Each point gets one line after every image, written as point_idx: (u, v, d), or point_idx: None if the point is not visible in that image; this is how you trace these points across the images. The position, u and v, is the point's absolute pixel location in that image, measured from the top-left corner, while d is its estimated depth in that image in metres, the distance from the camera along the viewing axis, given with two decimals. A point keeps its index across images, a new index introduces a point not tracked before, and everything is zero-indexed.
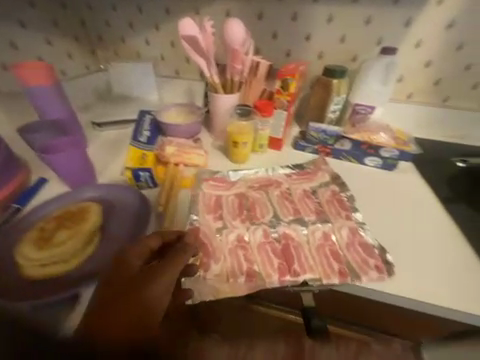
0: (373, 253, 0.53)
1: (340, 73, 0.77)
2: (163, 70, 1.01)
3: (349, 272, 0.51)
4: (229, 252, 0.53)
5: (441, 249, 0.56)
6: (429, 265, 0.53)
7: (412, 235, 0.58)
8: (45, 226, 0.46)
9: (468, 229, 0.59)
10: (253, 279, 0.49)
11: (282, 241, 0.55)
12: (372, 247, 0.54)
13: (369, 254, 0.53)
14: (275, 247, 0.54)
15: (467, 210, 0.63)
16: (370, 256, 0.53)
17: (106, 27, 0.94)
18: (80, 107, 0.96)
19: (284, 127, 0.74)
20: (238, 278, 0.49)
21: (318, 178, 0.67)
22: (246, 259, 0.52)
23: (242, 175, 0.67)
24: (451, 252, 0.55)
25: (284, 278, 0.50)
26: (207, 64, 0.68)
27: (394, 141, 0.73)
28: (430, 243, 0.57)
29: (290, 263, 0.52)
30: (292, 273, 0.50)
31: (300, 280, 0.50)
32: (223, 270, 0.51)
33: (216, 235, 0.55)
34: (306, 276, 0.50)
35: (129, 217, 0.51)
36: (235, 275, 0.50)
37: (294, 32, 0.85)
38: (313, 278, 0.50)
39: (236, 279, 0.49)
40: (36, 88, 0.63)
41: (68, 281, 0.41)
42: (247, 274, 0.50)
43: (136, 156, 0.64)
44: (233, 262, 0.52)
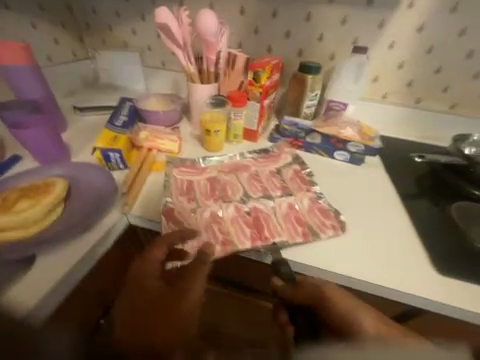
0: (329, 214, 0.59)
1: (315, 69, 0.80)
2: (150, 61, 1.01)
3: (310, 232, 0.56)
4: (205, 228, 0.54)
5: (390, 235, 0.59)
6: (376, 248, 0.57)
7: (365, 220, 0.61)
8: (9, 195, 0.48)
9: (424, 222, 0.61)
10: (228, 246, 0.52)
11: (252, 213, 0.58)
12: (329, 210, 0.60)
13: (326, 216, 0.59)
14: (246, 219, 0.57)
15: (429, 206, 0.65)
16: (327, 218, 0.59)
17: (93, 14, 0.96)
18: (65, 93, 0.98)
19: (258, 118, 0.76)
20: (215, 248, 0.52)
21: (282, 160, 0.71)
22: (221, 230, 0.54)
23: (214, 162, 0.69)
24: (399, 239, 0.58)
25: (256, 243, 0.53)
26: (184, 53, 0.70)
27: (360, 135, 0.75)
28: (381, 229, 0.60)
29: (261, 231, 0.55)
30: (263, 238, 0.54)
31: (270, 243, 0.53)
32: (200, 242, 0.52)
33: (191, 214, 0.56)
34: (276, 239, 0.54)
35: (94, 192, 0.54)
36: (212, 244, 0.52)
37: (274, 28, 0.87)
38: (281, 241, 0.54)
39: (213, 249, 0.52)
40: (12, 67, 0.64)
41: (28, 243, 0.44)
42: (222, 243, 0.52)
43: (108, 138, 0.66)
44: (209, 235, 0.53)
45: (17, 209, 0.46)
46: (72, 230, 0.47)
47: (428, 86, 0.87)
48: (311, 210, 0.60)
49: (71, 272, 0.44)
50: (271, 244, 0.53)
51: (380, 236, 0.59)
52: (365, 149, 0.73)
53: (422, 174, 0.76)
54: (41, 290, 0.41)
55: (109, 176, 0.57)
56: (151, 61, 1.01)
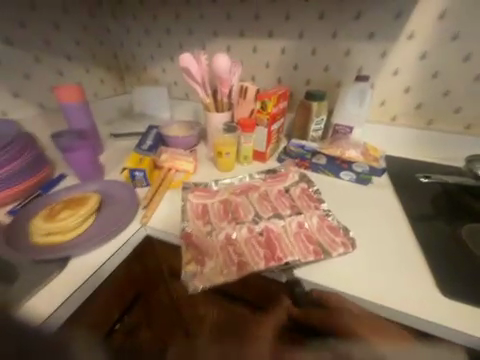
0: (339, 232, 0.58)
1: (320, 96, 0.86)
2: (175, 93, 1.18)
3: (322, 251, 0.54)
4: (220, 249, 0.55)
5: (401, 254, 0.56)
6: (388, 268, 0.53)
7: (374, 238, 0.60)
8: (54, 206, 0.58)
9: (440, 243, 0.58)
10: (244, 268, 0.51)
11: (264, 233, 0.58)
12: (338, 228, 0.59)
13: (336, 233, 0.58)
14: (259, 240, 0.56)
15: (446, 228, 0.62)
16: (337, 235, 0.57)
17: (132, 59, 1.16)
18: (105, 122, 1.15)
19: (266, 142, 0.84)
20: (231, 269, 0.51)
21: (290, 179, 0.75)
22: (236, 252, 0.54)
23: (224, 185, 0.74)
24: (412, 258, 0.55)
25: (270, 264, 0.51)
26: (202, 87, 0.82)
27: (363, 156, 0.77)
28: (391, 248, 0.58)
29: (274, 251, 0.53)
30: (277, 259, 0.52)
31: (284, 262, 0.51)
32: (217, 264, 0.52)
33: (207, 237, 0.58)
34: (289, 259, 0.52)
35: (120, 205, 0.63)
36: (228, 267, 0.51)
37: (283, 62, 0.98)
38: (294, 260, 0.52)
39: (230, 271, 0.51)
40: (66, 103, 0.80)
41: (64, 247, 0.53)
42: (238, 265, 0.51)
43: (136, 159, 0.77)
44: (224, 257, 0.53)
45: (59, 218, 0.55)
46: (99, 237, 0.55)
47: (437, 108, 0.88)
48: (320, 227, 0.59)
49: (94, 275, 0.51)
50: (284, 265, 0.51)
51: (390, 255, 0.56)
52: (370, 170, 0.75)
53: (437, 193, 0.72)
54: (68, 290, 0.47)
55: (133, 192, 0.67)
56: (177, 93, 1.18)
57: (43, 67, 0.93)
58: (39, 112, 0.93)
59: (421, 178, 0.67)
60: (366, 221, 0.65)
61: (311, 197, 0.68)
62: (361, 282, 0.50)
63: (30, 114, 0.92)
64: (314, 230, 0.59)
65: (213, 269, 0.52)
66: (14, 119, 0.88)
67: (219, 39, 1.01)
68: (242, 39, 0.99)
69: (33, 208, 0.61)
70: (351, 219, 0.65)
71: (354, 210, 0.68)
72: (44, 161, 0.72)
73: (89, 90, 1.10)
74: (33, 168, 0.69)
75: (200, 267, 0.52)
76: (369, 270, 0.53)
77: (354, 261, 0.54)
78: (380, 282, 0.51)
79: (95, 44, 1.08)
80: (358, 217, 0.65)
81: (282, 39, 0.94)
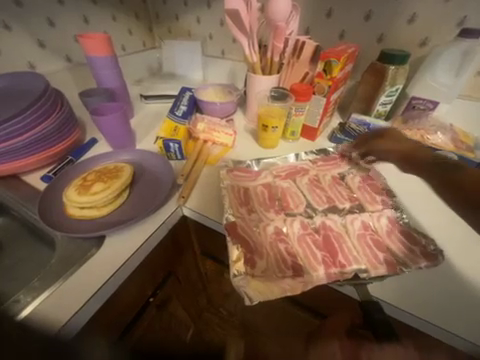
0: (417, 241, 0.46)
1: (401, 58, 0.65)
2: (211, 50, 1.02)
3: (397, 262, 0.44)
4: (270, 247, 0.48)
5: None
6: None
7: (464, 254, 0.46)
8: (86, 177, 0.53)
9: None
10: (301, 275, 0.43)
11: (321, 231, 0.49)
12: (416, 236, 0.47)
13: (413, 242, 0.46)
14: (315, 239, 0.48)
15: None
16: (414, 245, 0.46)
17: (163, 5, 0.99)
18: (134, 81, 1.04)
19: (320, 115, 0.69)
20: (285, 274, 0.43)
21: (345, 165, 0.63)
22: (288, 252, 0.47)
23: (267, 163, 0.65)
24: None
25: (331, 271, 0.43)
26: (249, 42, 0.66)
27: (453, 144, 0.61)
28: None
29: (335, 256, 0.45)
30: (339, 265, 0.44)
31: (349, 273, 0.43)
32: (270, 266, 0.45)
33: (254, 228, 0.51)
34: (354, 268, 0.43)
35: (155, 182, 0.57)
36: (282, 269, 0.44)
37: (353, 9, 0.74)
38: (360, 270, 0.43)
39: (284, 275, 0.43)
40: (95, 57, 0.70)
41: (99, 225, 0.49)
42: (293, 268, 0.44)
43: (170, 128, 0.68)
44: (276, 257, 0.46)
45: (94, 191, 0.50)
46: (135, 214, 0.50)
47: None
48: (391, 233, 0.48)
49: (134, 255, 0.47)
50: (350, 278, 0.43)
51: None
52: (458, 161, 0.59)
53: None
54: (105, 273, 0.44)
55: (167, 164, 0.59)
56: (212, 50, 1.02)
57: (67, 10, 0.80)
58: (67, 67, 0.85)
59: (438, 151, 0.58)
60: (447, 228, 0.50)
61: (378, 190, 0.56)
62: (446, 308, 0.40)
63: (58, 68, 0.84)
64: (382, 234, 0.48)
65: (266, 272, 0.44)
66: (41, 73, 0.80)
67: None
68: None
69: (68, 174, 0.57)
70: (428, 225, 0.51)
71: (431, 213, 0.54)
72: (74, 121, 0.67)
73: (117, 42, 0.97)
74: (64, 129, 0.64)
75: (250, 269, 0.44)
76: (456, 294, 0.41)
77: (437, 282, 0.43)
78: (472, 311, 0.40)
79: None
80: (442, 224, 0.51)
81: None
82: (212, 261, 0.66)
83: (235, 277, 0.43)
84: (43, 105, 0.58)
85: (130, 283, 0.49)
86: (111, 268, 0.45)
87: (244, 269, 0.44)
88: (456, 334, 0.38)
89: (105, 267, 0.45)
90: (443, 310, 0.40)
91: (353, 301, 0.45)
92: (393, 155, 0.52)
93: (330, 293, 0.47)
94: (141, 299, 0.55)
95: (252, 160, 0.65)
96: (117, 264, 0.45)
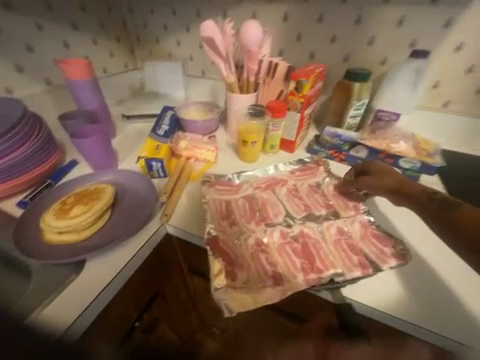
0: (388, 242, 0.49)
1: (364, 75, 0.72)
2: (191, 70, 1.06)
3: (370, 264, 0.46)
4: (251, 257, 0.49)
5: (463, 275, 0.46)
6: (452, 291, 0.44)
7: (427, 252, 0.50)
8: (66, 200, 0.53)
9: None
10: (280, 283, 0.45)
11: (299, 239, 0.52)
12: (385, 237, 0.50)
13: (384, 243, 0.49)
14: (294, 247, 0.50)
15: None
16: (385, 246, 0.49)
17: (144, 29, 1.04)
18: (116, 101, 1.06)
19: (297, 130, 0.73)
20: (266, 283, 0.45)
21: (321, 174, 0.66)
22: (269, 262, 0.48)
23: (247, 177, 0.66)
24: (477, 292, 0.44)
25: (309, 277, 0.45)
26: (226, 64, 0.71)
27: (416, 151, 0.67)
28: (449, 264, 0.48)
29: (313, 262, 0.47)
30: (316, 271, 0.46)
31: (324, 278, 0.45)
32: (251, 277, 0.46)
33: (235, 240, 0.52)
34: (331, 273, 0.45)
35: (137, 201, 0.57)
36: (263, 280, 0.45)
37: (319, 34, 0.81)
38: (336, 274, 0.45)
39: (264, 285, 0.45)
40: (76, 80, 0.71)
41: (78, 249, 0.48)
42: (273, 277, 0.46)
43: (152, 147, 0.69)
44: (257, 268, 0.47)
45: (74, 214, 0.49)
46: (117, 235, 0.50)
47: None
48: (364, 236, 0.51)
49: (118, 275, 0.47)
50: (326, 280, 0.45)
51: (450, 273, 0.47)
52: (422, 167, 0.65)
53: None
54: (88, 297, 0.43)
55: (150, 183, 0.60)
56: (193, 70, 1.06)
57: (47, 36, 0.82)
58: (46, 90, 0.85)
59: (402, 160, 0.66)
60: (419, 229, 0.54)
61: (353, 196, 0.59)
62: (415, 303, 0.43)
63: (36, 91, 0.83)
64: (356, 238, 0.51)
65: (247, 284, 0.45)
66: (19, 96, 0.79)
67: (242, 5, 0.85)
68: (270, 4, 0.82)
69: (46, 198, 0.56)
70: (400, 226, 0.55)
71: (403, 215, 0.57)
72: (54, 144, 0.66)
73: (98, 65, 0.99)
74: (43, 153, 0.63)
75: (231, 282, 0.45)
76: (425, 290, 0.44)
77: (408, 282, 0.46)
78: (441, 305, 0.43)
79: (104, 11, 0.96)
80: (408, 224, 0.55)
81: (320, 3, 0.77)
82: (199, 278, 0.66)
83: (216, 291, 0.44)
84: (21, 130, 0.58)
85: (114, 306, 0.49)
86: (93, 292, 0.44)
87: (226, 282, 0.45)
88: (426, 329, 0.40)
89: (85, 292, 0.44)
90: (412, 305, 0.43)
91: (329, 304, 0.47)
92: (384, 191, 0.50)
93: (309, 299, 0.49)
94: (126, 323, 0.53)
95: (233, 173, 0.67)
96: (99, 287, 0.45)
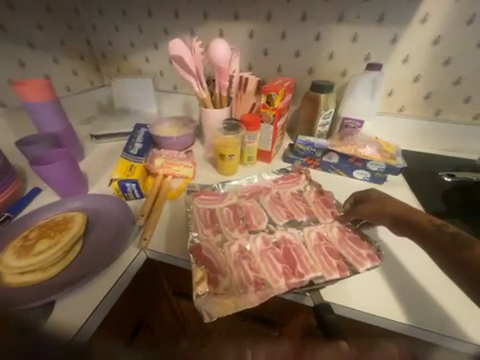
0: (363, 244, 0.52)
1: (328, 87, 0.78)
2: (162, 85, 1.05)
3: (347, 266, 0.48)
4: (234, 264, 0.49)
5: (422, 267, 0.51)
6: (414, 284, 0.48)
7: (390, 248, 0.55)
8: (28, 235, 0.48)
9: None
10: (261, 287, 0.45)
11: (281, 245, 0.52)
12: (362, 239, 0.53)
13: (360, 246, 0.52)
14: (276, 252, 0.51)
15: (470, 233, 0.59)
16: (361, 248, 0.51)
17: (110, 46, 1.01)
18: (83, 121, 1.00)
19: (272, 140, 0.76)
20: (247, 288, 0.44)
21: (302, 182, 0.68)
22: (251, 267, 0.48)
23: (232, 186, 0.67)
24: (434, 281, 0.49)
25: (290, 281, 0.45)
26: (197, 81, 0.72)
27: (380, 154, 0.73)
28: (430, 273, 0.50)
29: (294, 266, 0.48)
30: (297, 274, 0.46)
31: (305, 281, 0.45)
32: (232, 282, 0.45)
33: (218, 249, 0.51)
34: (311, 276, 0.46)
35: (112, 227, 0.53)
36: (244, 285, 0.45)
37: (284, 49, 0.87)
38: (316, 277, 0.46)
39: (246, 289, 0.44)
40: (35, 103, 0.66)
41: (45, 289, 0.42)
42: (255, 282, 0.45)
43: (125, 167, 0.66)
44: (240, 274, 0.47)
45: (39, 249, 0.45)
46: (92, 268, 0.46)
47: (448, 97, 0.82)
48: (341, 240, 0.53)
49: (98, 310, 0.43)
50: (307, 283, 0.45)
51: (424, 276, 0.50)
52: (387, 167, 0.70)
53: (449, 190, 0.71)
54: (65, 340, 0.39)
55: (126, 206, 0.57)
56: (164, 85, 1.05)
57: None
58: None
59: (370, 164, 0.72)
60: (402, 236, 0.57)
61: (329, 204, 0.61)
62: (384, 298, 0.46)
63: None
64: (335, 242, 0.53)
65: (229, 290, 0.44)
66: None
67: (209, 23, 0.87)
68: (236, 22, 0.85)
69: (3, 234, 0.50)
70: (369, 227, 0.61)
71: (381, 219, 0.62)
72: (12, 171, 0.60)
73: (60, 84, 0.94)
74: None
75: (213, 288, 0.44)
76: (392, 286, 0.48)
77: (377, 279, 0.50)
78: (407, 297, 0.47)
79: (64, 29, 0.91)
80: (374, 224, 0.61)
81: (281, 22, 0.82)
82: (185, 300, 0.63)
83: (196, 298, 0.43)
84: None
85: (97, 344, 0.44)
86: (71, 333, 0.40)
87: (207, 289, 0.44)
88: (393, 321, 0.43)
89: None
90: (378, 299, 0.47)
91: (308, 307, 0.49)
92: (387, 220, 0.48)
93: (290, 305, 0.50)
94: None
95: (217, 184, 0.67)
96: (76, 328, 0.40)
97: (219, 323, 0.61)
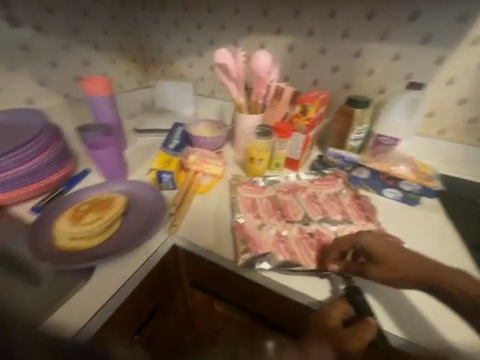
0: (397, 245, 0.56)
1: (364, 103, 0.77)
2: (201, 89, 1.13)
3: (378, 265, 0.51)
4: (272, 244, 0.56)
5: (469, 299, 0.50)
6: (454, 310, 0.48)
7: None
8: (79, 206, 0.55)
9: None
10: (294, 258, 0.54)
11: (315, 235, 0.58)
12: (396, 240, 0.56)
13: None
14: (310, 241, 0.57)
15: None
16: None
17: (159, 52, 1.11)
18: (127, 116, 1.11)
19: (301, 149, 0.77)
20: (280, 255, 0.54)
21: (337, 185, 0.71)
22: (287, 249, 0.55)
23: (271, 181, 0.72)
24: None
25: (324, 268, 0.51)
26: (236, 87, 0.76)
27: (414, 174, 0.71)
28: None
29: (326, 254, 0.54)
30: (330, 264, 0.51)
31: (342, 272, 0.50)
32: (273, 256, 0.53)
33: (258, 231, 0.59)
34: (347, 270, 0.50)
35: (147, 210, 0.59)
36: (282, 254, 0.54)
37: (321, 64, 0.89)
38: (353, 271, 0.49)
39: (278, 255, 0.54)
40: (95, 97, 0.76)
41: (87, 255, 0.48)
42: (289, 254, 0.54)
43: (163, 160, 0.73)
44: (277, 251, 0.55)
45: (84, 221, 0.51)
46: (126, 244, 0.51)
47: None
48: None
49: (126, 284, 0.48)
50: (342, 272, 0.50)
51: None
52: (421, 189, 0.68)
53: None
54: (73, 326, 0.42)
55: (159, 194, 0.62)
56: (202, 90, 1.13)
57: (71, 56, 0.90)
58: (65, 102, 0.91)
59: (405, 184, 0.69)
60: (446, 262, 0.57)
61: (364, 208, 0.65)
62: (384, 303, 0.49)
63: (56, 104, 0.89)
64: None
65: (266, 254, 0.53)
66: (40, 107, 0.86)
67: (252, 35, 0.93)
68: (277, 36, 0.90)
69: (59, 204, 0.58)
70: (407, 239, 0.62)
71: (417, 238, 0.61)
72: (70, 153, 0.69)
73: (114, 82, 1.06)
74: (57, 162, 0.66)
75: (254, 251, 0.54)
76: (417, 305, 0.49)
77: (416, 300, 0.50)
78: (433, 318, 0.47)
79: (124, 35, 1.04)
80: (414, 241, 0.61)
81: (321, 38, 0.85)
82: (200, 292, 0.66)
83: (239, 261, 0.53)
84: (41, 140, 0.61)
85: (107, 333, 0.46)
86: (86, 316, 0.43)
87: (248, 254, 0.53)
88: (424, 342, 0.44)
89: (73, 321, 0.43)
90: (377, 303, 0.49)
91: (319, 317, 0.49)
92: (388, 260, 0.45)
93: (302, 312, 0.51)
94: (127, 331, 0.52)
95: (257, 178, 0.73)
96: (91, 311, 0.44)
97: (232, 314, 0.65)
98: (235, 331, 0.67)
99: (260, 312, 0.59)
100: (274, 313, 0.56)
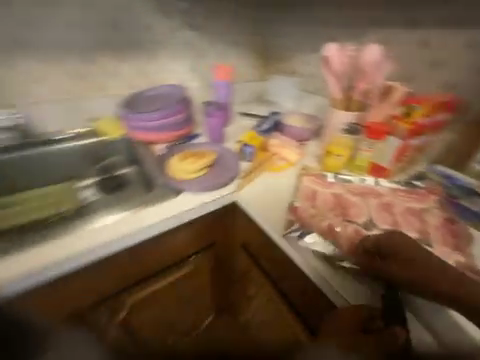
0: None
1: None
2: (308, 85, 1.16)
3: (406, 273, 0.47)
4: (320, 232, 0.57)
5: None
6: None
7: None
8: (187, 154, 0.80)
9: None
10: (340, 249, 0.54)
11: None
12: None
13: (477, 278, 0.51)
14: None
15: None
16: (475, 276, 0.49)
17: (274, 46, 1.18)
18: None
19: (393, 155, 0.71)
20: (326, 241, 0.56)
21: (427, 203, 0.62)
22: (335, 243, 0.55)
23: (343, 180, 0.70)
24: None
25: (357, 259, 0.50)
26: (335, 81, 0.71)
27: None
28: None
29: None
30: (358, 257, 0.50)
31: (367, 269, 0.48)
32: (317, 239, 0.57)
33: (310, 218, 0.60)
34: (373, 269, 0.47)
35: (227, 169, 0.77)
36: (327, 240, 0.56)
37: (459, 65, 0.75)
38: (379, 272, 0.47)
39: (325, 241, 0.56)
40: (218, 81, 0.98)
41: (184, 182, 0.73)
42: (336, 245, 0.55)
43: (250, 137, 0.86)
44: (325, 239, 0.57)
45: (186, 164, 0.76)
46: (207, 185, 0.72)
47: None
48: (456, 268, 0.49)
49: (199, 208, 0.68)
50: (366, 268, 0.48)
51: None
52: None
53: None
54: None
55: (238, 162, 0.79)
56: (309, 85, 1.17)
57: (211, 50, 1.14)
58: None
59: None
60: None
61: (455, 233, 0.56)
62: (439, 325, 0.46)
63: None
64: None
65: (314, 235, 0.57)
66: None
67: (381, 30, 0.84)
68: (410, 28, 0.79)
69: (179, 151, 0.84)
70: None
71: None
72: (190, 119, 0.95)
73: None
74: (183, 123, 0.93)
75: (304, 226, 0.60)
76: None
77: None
78: None
79: None
80: None
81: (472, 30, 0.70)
82: (246, 253, 0.76)
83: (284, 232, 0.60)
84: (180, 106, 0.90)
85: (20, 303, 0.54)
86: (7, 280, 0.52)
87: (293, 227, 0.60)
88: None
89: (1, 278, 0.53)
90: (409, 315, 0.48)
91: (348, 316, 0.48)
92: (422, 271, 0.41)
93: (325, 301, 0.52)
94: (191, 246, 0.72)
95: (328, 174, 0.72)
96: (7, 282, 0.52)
97: (264, 281, 0.72)
98: (263, 294, 0.75)
99: (288, 289, 0.62)
100: (301, 295, 0.58)
